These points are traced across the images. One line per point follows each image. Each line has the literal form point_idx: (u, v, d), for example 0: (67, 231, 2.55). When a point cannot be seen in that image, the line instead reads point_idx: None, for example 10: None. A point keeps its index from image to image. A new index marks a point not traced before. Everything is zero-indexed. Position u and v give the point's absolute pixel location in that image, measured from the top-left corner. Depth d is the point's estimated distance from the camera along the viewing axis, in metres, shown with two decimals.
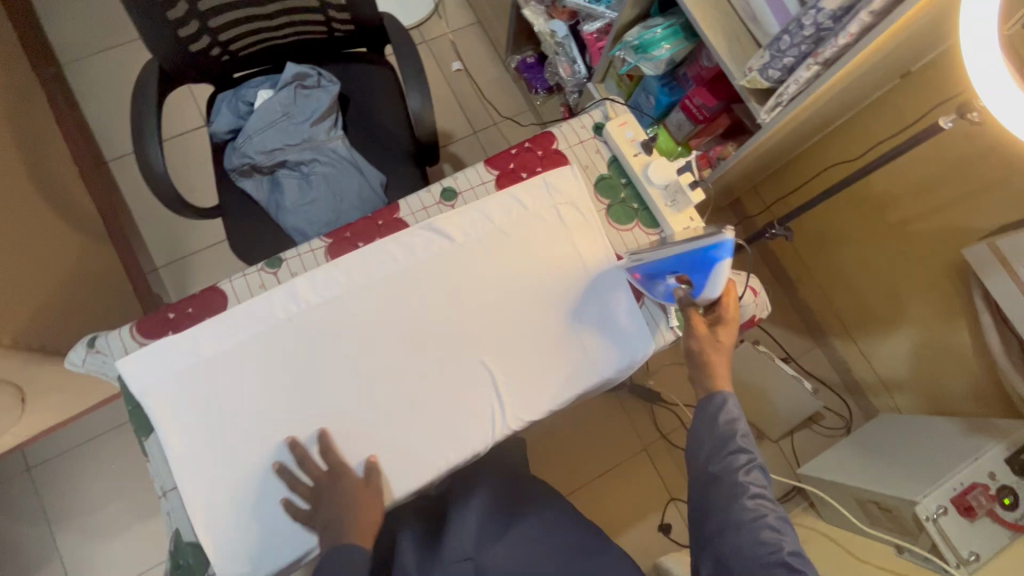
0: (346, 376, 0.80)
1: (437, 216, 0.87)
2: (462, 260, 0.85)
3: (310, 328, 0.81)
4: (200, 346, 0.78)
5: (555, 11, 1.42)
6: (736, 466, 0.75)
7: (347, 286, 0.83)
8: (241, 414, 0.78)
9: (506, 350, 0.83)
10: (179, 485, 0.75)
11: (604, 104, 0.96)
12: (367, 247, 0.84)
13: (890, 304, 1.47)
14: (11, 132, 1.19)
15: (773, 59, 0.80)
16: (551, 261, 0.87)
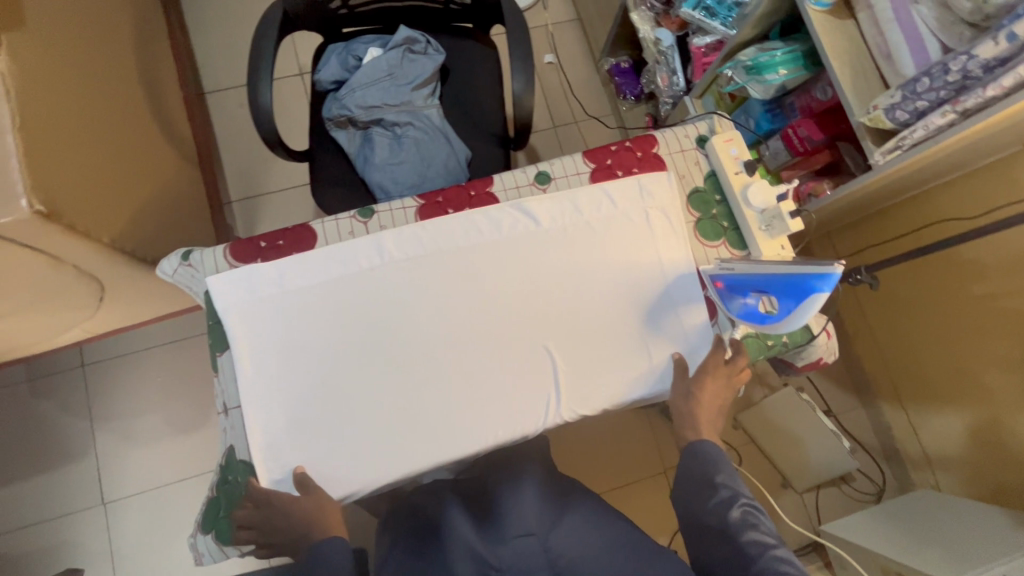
0: (415, 334, 0.82)
1: (529, 197, 0.87)
2: (544, 245, 0.86)
3: (388, 282, 0.82)
4: (285, 278, 0.81)
5: (664, 19, 1.41)
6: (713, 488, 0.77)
7: (430, 249, 0.84)
8: (310, 350, 0.80)
9: (570, 341, 0.84)
10: (243, 406, 0.78)
11: (711, 117, 0.95)
12: (457, 214, 0.86)
13: (952, 379, 1.40)
14: (134, 47, 1.25)
15: (904, 100, 0.78)
16: (632, 263, 0.87)
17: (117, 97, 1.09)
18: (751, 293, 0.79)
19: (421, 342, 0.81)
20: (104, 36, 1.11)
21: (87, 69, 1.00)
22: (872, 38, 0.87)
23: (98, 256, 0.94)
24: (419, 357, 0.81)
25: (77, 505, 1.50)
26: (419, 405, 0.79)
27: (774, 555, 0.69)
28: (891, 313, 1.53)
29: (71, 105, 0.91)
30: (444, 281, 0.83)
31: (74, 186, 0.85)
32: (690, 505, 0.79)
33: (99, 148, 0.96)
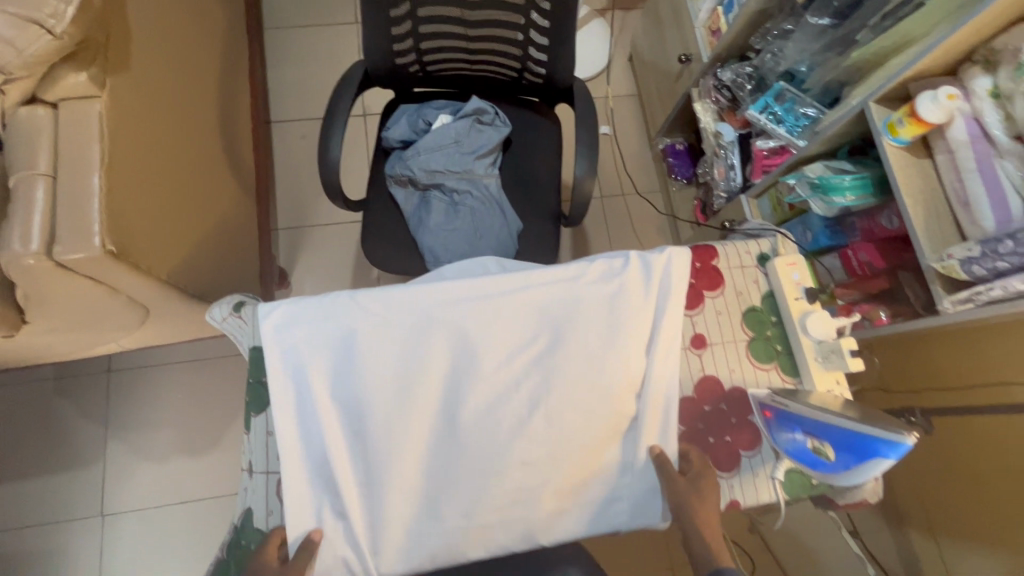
0: (467, 429, 0.83)
1: (561, 319, 0.86)
2: (552, 366, 0.85)
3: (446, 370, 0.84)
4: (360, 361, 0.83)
5: (728, 115, 1.43)
6: None
7: (496, 349, 0.85)
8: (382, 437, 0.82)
9: (552, 460, 0.83)
10: (312, 472, 0.81)
11: (775, 236, 0.94)
12: (516, 318, 0.86)
13: (996, 526, 1.31)
14: (216, 82, 1.31)
15: (984, 256, 0.76)
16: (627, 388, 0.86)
17: (196, 132, 1.14)
18: (800, 432, 0.76)
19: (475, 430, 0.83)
20: (192, 75, 1.17)
21: (174, 106, 1.05)
22: (950, 182, 0.86)
23: (152, 289, 0.95)
24: (448, 424, 0.84)
25: (78, 513, 1.49)
26: (444, 471, 0.83)
27: None
28: (954, 447, 1.39)
29: (155, 145, 0.95)
30: (473, 328, 0.85)
31: (144, 223, 0.88)
32: None
33: (173, 185, 1.00)
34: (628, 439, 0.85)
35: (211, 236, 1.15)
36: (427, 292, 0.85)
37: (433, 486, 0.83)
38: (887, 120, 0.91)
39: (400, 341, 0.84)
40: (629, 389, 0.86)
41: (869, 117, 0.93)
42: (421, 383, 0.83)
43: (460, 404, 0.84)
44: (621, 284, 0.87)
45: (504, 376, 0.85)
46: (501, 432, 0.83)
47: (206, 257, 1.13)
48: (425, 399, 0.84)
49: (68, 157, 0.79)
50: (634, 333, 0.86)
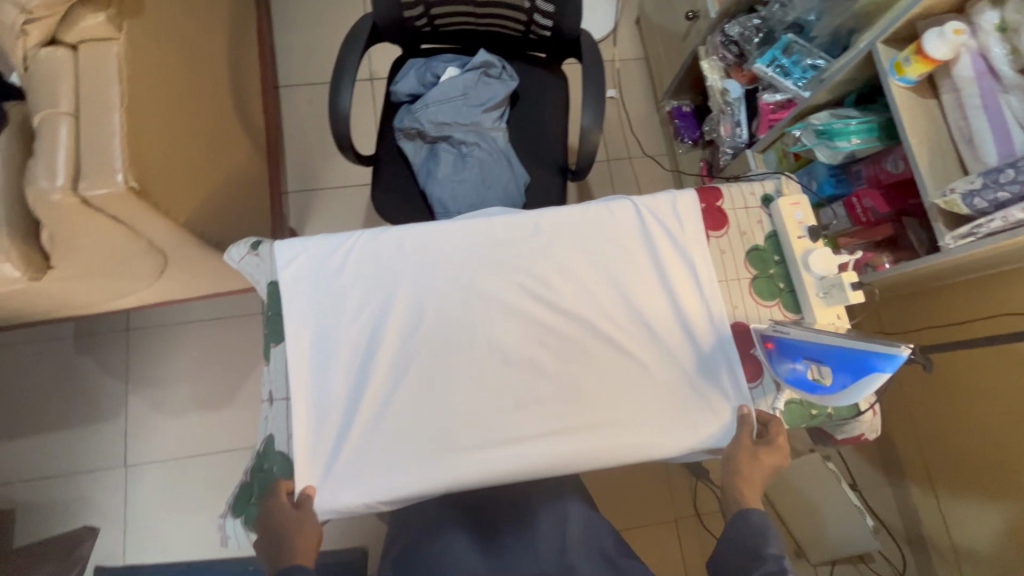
0: (479, 360, 0.84)
1: (571, 254, 0.88)
2: (562, 298, 0.86)
3: (458, 302, 0.85)
4: (373, 294, 0.85)
5: (735, 71, 1.43)
6: None
7: (507, 283, 0.86)
8: (394, 367, 0.83)
9: (563, 391, 0.84)
10: (327, 400, 0.82)
11: (779, 178, 0.95)
12: (527, 253, 0.87)
13: (993, 475, 1.34)
14: (227, 39, 1.32)
15: (986, 187, 0.78)
16: (636, 321, 0.87)
17: (208, 84, 1.16)
18: (801, 359, 0.78)
19: (487, 360, 0.84)
20: (202, 27, 1.18)
21: (186, 56, 1.07)
22: (955, 121, 0.87)
23: (171, 234, 0.98)
24: (460, 356, 0.84)
25: (101, 464, 1.55)
26: (456, 408, 0.82)
27: None
28: (953, 399, 1.43)
29: (170, 91, 0.97)
30: (487, 265, 0.87)
31: (163, 165, 0.91)
32: None
33: (188, 133, 1.02)
34: (642, 368, 0.85)
35: (225, 189, 1.17)
36: (439, 228, 0.87)
37: (445, 418, 0.82)
38: (893, 60, 0.91)
39: (415, 277, 0.85)
40: (640, 318, 0.87)
41: (876, 58, 0.93)
42: (436, 319, 0.85)
43: (474, 340, 0.85)
44: (627, 218, 0.90)
45: (515, 309, 0.86)
46: (512, 363, 0.84)
47: (221, 208, 1.15)
48: (439, 335, 0.84)
49: (91, 98, 0.82)
50: (641, 263, 0.89)
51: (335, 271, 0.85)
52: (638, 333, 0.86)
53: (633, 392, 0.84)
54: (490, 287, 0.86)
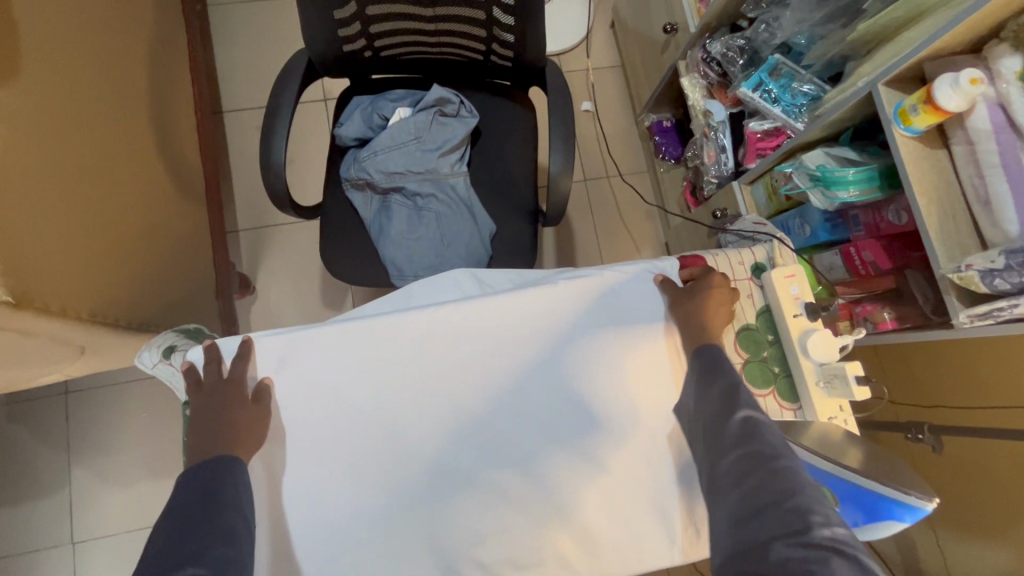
0: (435, 477, 0.73)
1: (536, 345, 0.77)
2: (527, 397, 0.76)
3: (408, 410, 0.75)
4: (308, 406, 0.74)
5: (718, 92, 1.30)
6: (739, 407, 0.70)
7: (464, 383, 0.76)
8: (337, 492, 0.72)
9: (533, 509, 0.73)
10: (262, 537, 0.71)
11: (771, 242, 0.84)
12: (485, 348, 0.77)
13: (996, 515, 1.27)
14: (146, 76, 1.16)
15: (1010, 269, 0.68)
16: (614, 420, 0.76)
17: (120, 139, 1.01)
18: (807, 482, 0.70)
19: (443, 477, 0.74)
20: (108, 71, 1.02)
21: (83, 113, 0.91)
22: (969, 177, 0.76)
23: (77, 330, 0.85)
24: (413, 472, 0.73)
25: (47, 543, 1.42)
26: (414, 543, 0.72)
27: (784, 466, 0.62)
28: (959, 441, 1.36)
29: (62, 163, 0.83)
30: (443, 367, 0.76)
31: (53, 259, 0.77)
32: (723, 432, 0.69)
33: (92, 206, 0.88)
34: (620, 475, 0.75)
35: (149, 257, 1.03)
36: (380, 324, 0.75)
37: (400, 548, 0.71)
38: (899, 107, 0.79)
39: (357, 384, 0.74)
40: (615, 416, 0.76)
41: (878, 102, 0.82)
42: (387, 435, 0.74)
43: (430, 459, 0.74)
44: (600, 299, 0.79)
45: (475, 413, 0.75)
46: (474, 476, 0.74)
47: (146, 282, 1.02)
48: (390, 455, 0.73)
49: None
50: (618, 350, 0.77)
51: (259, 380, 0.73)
52: (615, 434, 0.76)
53: (608, 502, 0.74)
54: (446, 397, 0.75)
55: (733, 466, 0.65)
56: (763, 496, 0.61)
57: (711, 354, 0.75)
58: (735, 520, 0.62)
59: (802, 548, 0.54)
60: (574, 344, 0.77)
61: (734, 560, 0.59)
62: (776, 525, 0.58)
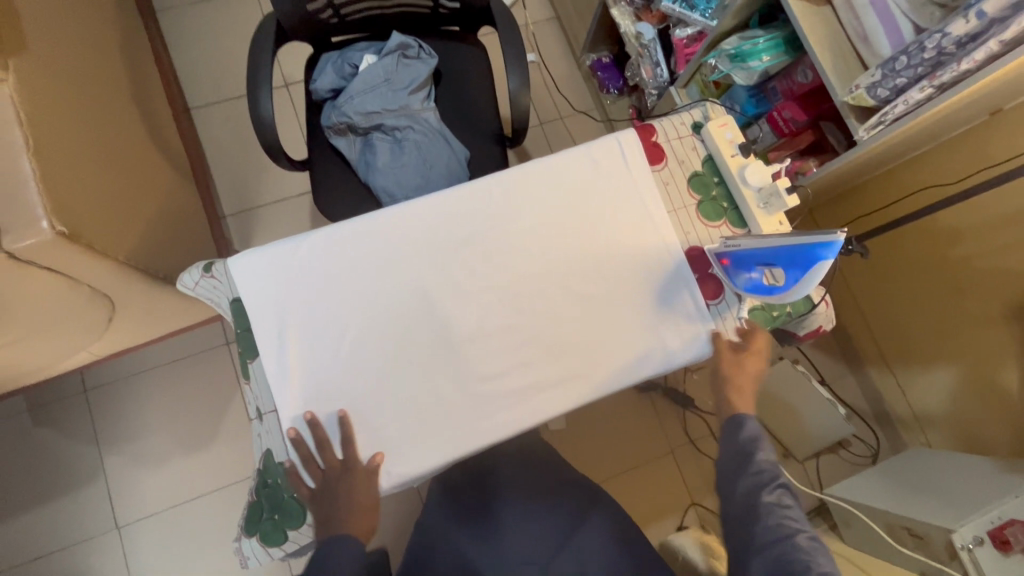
0: (454, 335, 0.85)
1: (524, 213, 0.90)
2: (524, 257, 0.89)
3: (424, 283, 0.86)
4: (336, 291, 0.84)
5: (645, 14, 1.46)
6: (761, 482, 0.83)
7: (468, 254, 0.88)
8: (374, 360, 0.83)
9: (544, 347, 0.87)
10: (312, 407, 0.81)
11: (704, 104, 0.99)
12: (482, 222, 0.89)
13: (938, 339, 1.47)
14: (123, 65, 1.24)
15: (884, 78, 0.83)
16: (598, 265, 0.90)
17: (115, 115, 1.09)
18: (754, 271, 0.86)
19: (463, 333, 0.85)
20: (95, 57, 1.11)
21: (83, 89, 1.00)
22: (849, 21, 0.93)
23: (114, 275, 0.94)
24: (435, 333, 0.85)
25: (91, 532, 1.48)
26: (450, 388, 0.83)
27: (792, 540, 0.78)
28: (888, 286, 1.57)
29: (77, 127, 0.93)
30: (453, 243, 0.88)
31: (88, 205, 0.86)
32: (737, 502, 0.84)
33: (105, 166, 0.97)
34: (626, 307, 0.89)
35: (158, 221, 1.12)
36: (389, 215, 0.87)
37: (436, 397, 0.83)
38: None
39: (377, 267, 0.85)
40: (596, 262, 0.90)
41: None
42: (412, 303, 0.85)
43: (453, 318, 0.86)
44: (572, 170, 0.92)
45: (481, 279, 0.87)
46: (489, 329, 0.86)
47: (159, 243, 1.10)
48: (419, 318, 0.85)
49: None
50: (591, 208, 0.92)
51: (290, 275, 0.83)
52: (614, 274, 0.90)
53: (619, 330, 0.88)
54: (455, 268, 0.87)
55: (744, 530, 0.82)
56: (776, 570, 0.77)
57: (744, 425, 0.87)
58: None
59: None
60: (565, 206, 0.91)
61: None
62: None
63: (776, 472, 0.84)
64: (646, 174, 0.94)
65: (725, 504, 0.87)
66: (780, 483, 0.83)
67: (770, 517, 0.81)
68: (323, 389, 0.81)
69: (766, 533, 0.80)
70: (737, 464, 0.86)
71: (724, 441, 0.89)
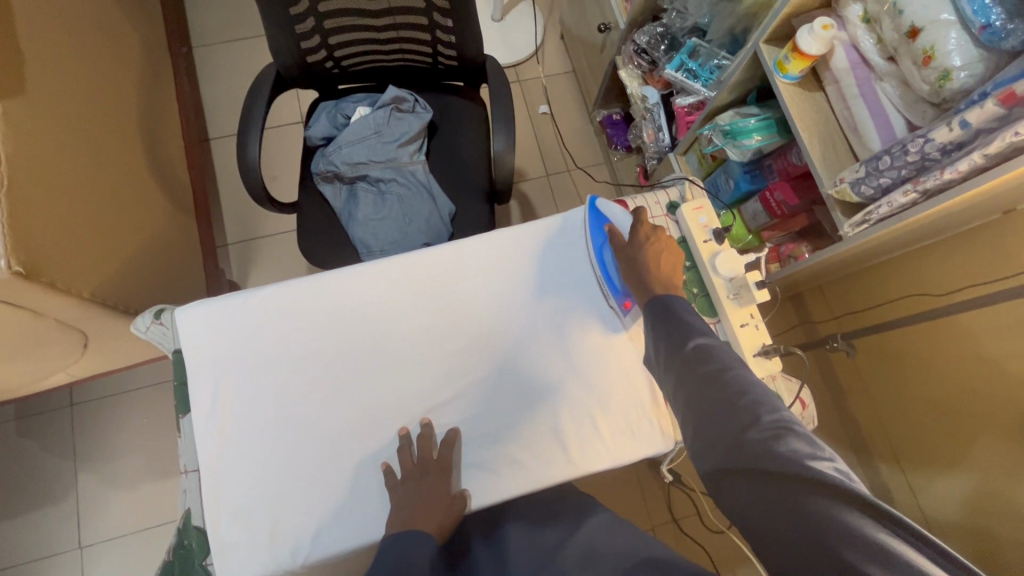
0: (392, 409, 0.82)
1: (480, 283, 0.87)
2: (475, 330, 0.85)
3: (367, 351, 0.83)
4: (277, 352, 0.82)
5: (650, 78, 1.43)
6: (688, 334, 0.71)
7: (418, 324, 0.85)
8: (307, 428, 0.80)
9: (486, 429, 0.82)
10: (236, 472, 0.78)
11: (683, 184, 0.97)
12: (437, 289, 0.86)
13: (953, 442, 1.34)
14: (135, 102, 1.31)
15: (868, 175, 0.78)
16: (551, 346, 0.86)
17: (114, 151, 1.14)
18: (604, 231, 0.89)
19: (403, 406, 0.82)
20: (104, 96, 1.16)
21: (83, 128, 1.05)
22: (841, 110, 0.89)
23: (78, 310, 0.96)
24: (373, 405, 0.82)
25: (54, 549, 1.49)
26: (379, 465, 0.79)
27: (734, 370, 0.64)
28: (905, 375, 1.46)
29: (67, 167, 0.97)
30: (404, 311, 0.85)
31: (57, 243, 0.89)
32: (667, 364, 0.71)
33: (90, 204, 1.01)
34: (575, 394, 0.84)
35: (139, 255, 1.15)
36: (340, 278, 0.85)
37: (362, 473, 0.79)
38: (777, 58, 0.93)
39: (321, 331, 0.83)
40: (548, 344, 0.86)
41: (762, 58, 0.96)
42: (353, 369, 0.82)
43: (394, 389, 0.82)
44: (533, 243, 0.89)
45: (430, 351, 0.84)
46: (431, 402, 0.82)
47: (135, 278, 1.12)
48: (357, 386, 0.82)
49: None
50: (549, 284, 0.88)
51: (234, 332, 0.82)
52: (565, 361, 0.85)
53: (567, 417, 0.83)
54: (402, 339, 0.84)
55: (686, 391, 0.66)
56: (724, 412, 0.61)
57: (659, 299, 0.77)
58: (706, 431, 0.61)
59: (763, 431, 0.57)
60: (526, 284, 0.88)
61: (725, 462, 0.58)
62: (768, 491, 0.53)
63: (704, 323, 0.73)
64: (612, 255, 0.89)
65: (662, 381, 0.71)
66: (699, 334, 0.70)
67: (702, 355, 0.68)
68: (250, 454, 0.79)
69: (703, 398, 0.64)
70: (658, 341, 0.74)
71: (649, 326, 0.77)
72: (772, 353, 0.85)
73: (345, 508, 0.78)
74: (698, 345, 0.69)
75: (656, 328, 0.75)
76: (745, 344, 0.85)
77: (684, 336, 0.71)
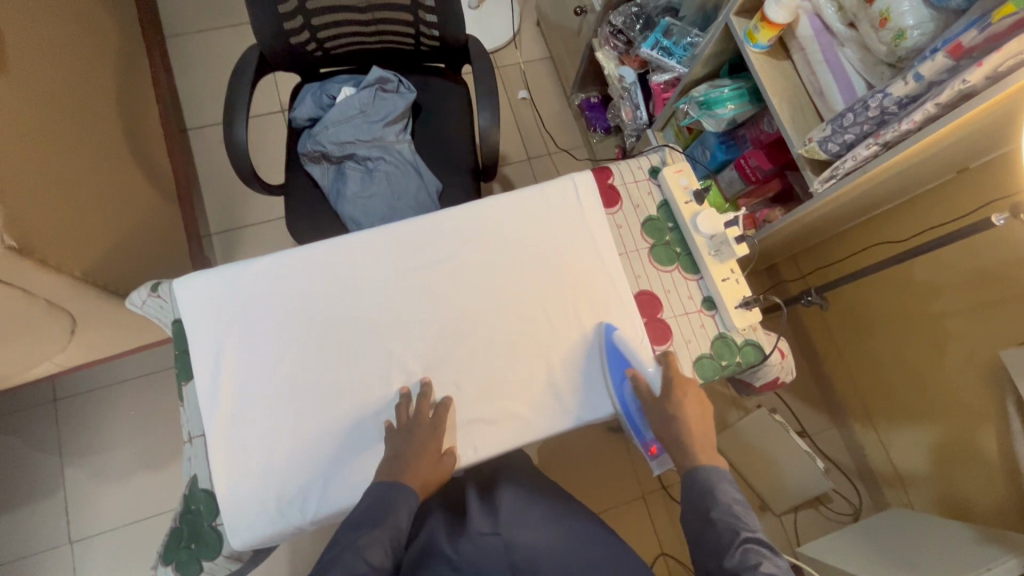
0: (393, 368, 0.84)
1: (472, 247, 0.90)
2: (470, 292, 0.88)
3: (365, 314, 0.85)
4: (276, 318, 0.84)
5: (627, 58, 1.47)
6: (731, 533, 0.73)
7: (414, 286, 0.87)
8: (309, 389, 0.82)
9: (484, 385, 0.85)
10: (241, 434, 0.80)
11: (664, 150, 1.01)
12: (431, 254, 0.89)
13: (919, 395, 1.43)
14: (114, 87, 1.29)
15: (834, 133, 0.83)
16: (543, 305, 0.89)
17: (96, 135, 1.13)
18: (625, 373, 0.85)
19: (403, 367, 0.85)
20: (84, 80, 1.15)
21: (65, 110, 1.04)
22: (807, 76, 0.94)
23: (69, 290, 0.95)
24: (373, 365, 0.84)
25: (43, 545, 1.46)
26: (381, 423, 0.82)
27: None
28: (872, 335, 1.54)
29: (52, 146, 0.96)
30: (399, 275, 0.87)
31: (47, 221, 0.88)
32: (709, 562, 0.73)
33: (76, 185, 1.00)
34: (568, 350, 0.88)
35: (126, 238, 1.14)
36: (336, 245, 0.87)
37: (365, 430, 0.81)
38: (746, 29, 0.98)
39: (319, 296, 0.85)
40: (540, 302, 0.89)
41: (733, 30, 1.01)
42: (352, 333, 0.85)
43: (393, 350, 0.85)
44: (521, 208, 0.92)
45: (425, 312, 0.87)
46: (430, 361, 0.85)
47: (123, 260, 1.12)
48: (358, 348, 0.84)
49: None
50: (539, 246, 0.91)
51: (233, 300, 0.83)
52: (557, 323, 0.88)
53: (562, 372, 0.87)
54: (399, 302, 0.87)
55: None
56: None
57: (696, 476, 0.78)
58: None
59: None
60: (515, 253, 0.90)
61: None
62: None
63: (746, 520, 0.74)
64: (597, 217, 0.93)
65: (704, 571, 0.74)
66: (746, 536, 0.72)
67: (745, 561, 0.69)
68: (254, 418, 0.81)
69: None
70: (700, 527, 0.76)
71: (686, 502, 0.79)
72: (751, 304, 0.90)
73: (350, 464, 0.80)
74: (741, 550, 0.71)
75: (697, 514, 0.76)
76: (728, 297, 0.90)
77: (726, 538, 0.72)
